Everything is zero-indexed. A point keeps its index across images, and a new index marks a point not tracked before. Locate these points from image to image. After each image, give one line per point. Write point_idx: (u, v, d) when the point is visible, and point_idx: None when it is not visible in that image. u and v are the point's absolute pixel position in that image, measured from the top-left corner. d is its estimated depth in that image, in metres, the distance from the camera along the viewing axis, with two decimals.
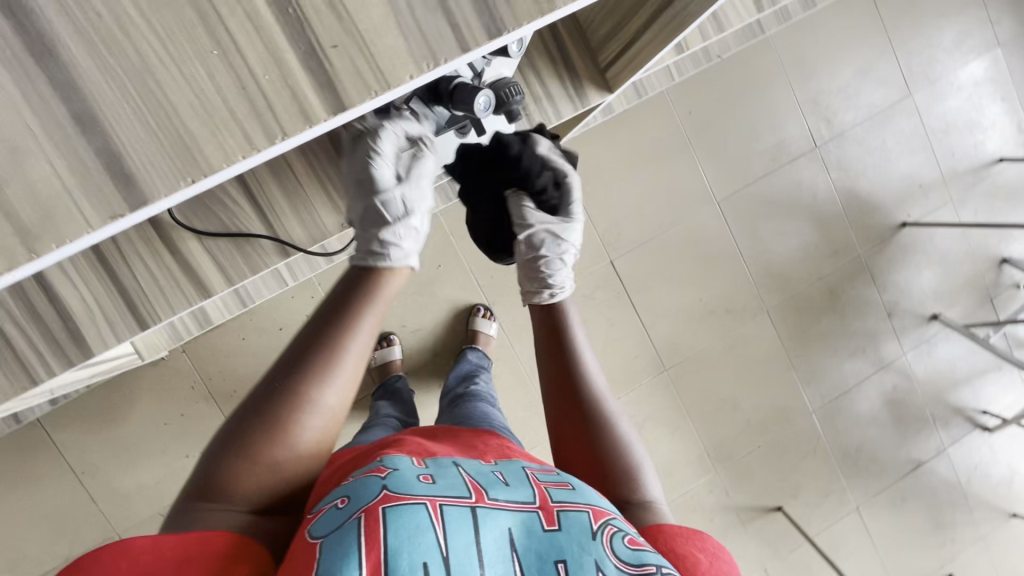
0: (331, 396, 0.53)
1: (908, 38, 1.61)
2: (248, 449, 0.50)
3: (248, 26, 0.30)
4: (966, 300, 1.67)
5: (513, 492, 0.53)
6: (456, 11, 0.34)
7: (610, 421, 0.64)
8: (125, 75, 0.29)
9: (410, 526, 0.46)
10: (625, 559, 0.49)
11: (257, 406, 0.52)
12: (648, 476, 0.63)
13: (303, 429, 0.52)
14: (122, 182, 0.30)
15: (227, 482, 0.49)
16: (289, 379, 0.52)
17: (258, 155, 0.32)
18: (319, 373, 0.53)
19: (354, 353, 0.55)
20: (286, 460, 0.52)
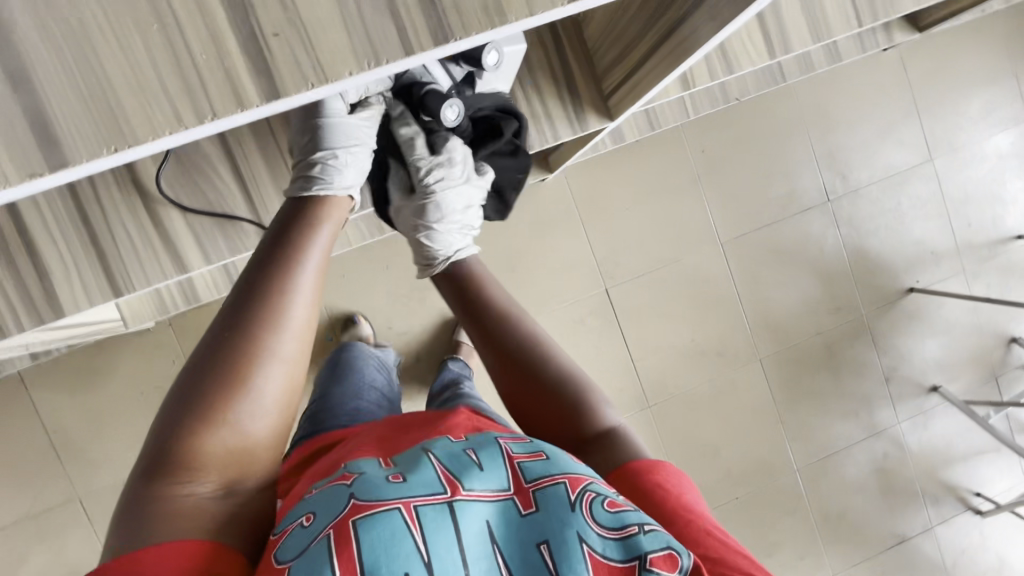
0: (280, 341, 0.51)
1: (935, 103, 1.60)
2: (206, 413, 0.47)
3: (193, 6, 0.28)
4: (969, 375, 1.62)
5: (488, 477, 0.49)
6: (408, 10, 0.30)
7: (551, 356, 0.64)
8: (61, 35, 0.27)
9: (386, 537, 0.44)
10: (606, 524, 0.47)
11: (208, 364, 0.49)
12: (603, 402, 0.62)
13: (263, 380, 0.49)
14: (43, 142, 0.27)
15: (190, 458, 0.46)
16: (242, 330, 0.50)
17: (187, 133, 0.29)
18: (266, 319, 0.50)
19: (306, 288, 0.53)
20: (250, 420, 0.49)
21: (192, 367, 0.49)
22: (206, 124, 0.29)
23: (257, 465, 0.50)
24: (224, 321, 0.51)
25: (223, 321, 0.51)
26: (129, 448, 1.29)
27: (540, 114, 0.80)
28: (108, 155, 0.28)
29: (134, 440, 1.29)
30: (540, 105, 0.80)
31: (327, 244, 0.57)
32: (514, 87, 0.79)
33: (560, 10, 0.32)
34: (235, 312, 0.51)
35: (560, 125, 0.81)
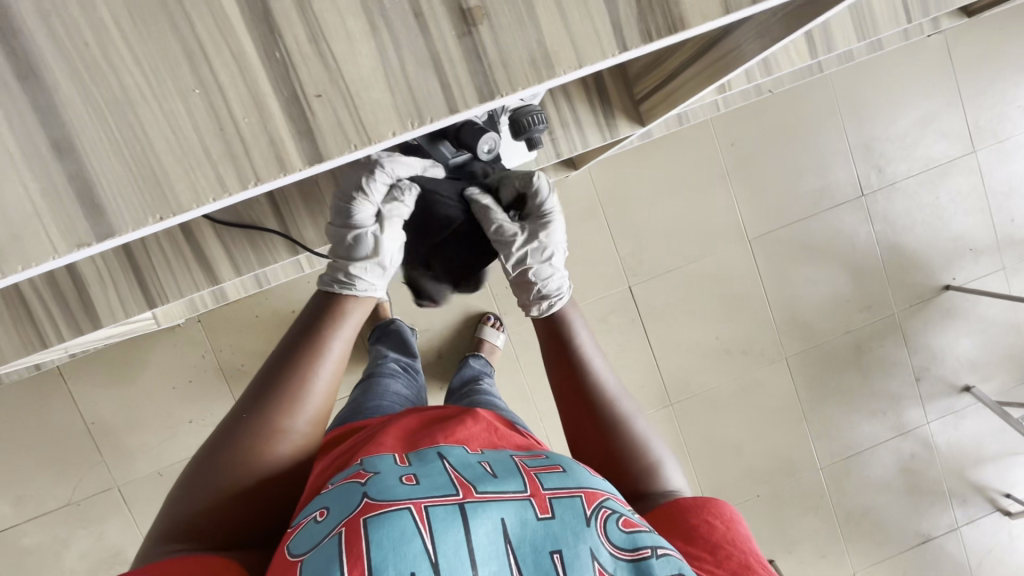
0: (300, 422, 0.55)
1: (981, 91, 1.52)
2: (218, 483, 0.51)
3: (234, 68, 0.28)
4: (1004, 375, 1.57)
5: (503, 482, 0.50)
6: (451, 65, 0.30)
7: (625, 420, 0.61)
8: (106, 105, 0.27)
9: (394, 535, 0.44)
10: (619, 544, 0.48)
11: (227, 440, 0.53)
12: (670, 462, 0.62)
13: (276, 458, 0.54)
14: (92, 212, 0.28)
15: (199, 523, 0.50)
16: (261, 410, 0.53)
17: (230, 198, 0.29)
18: (288, 403, 0.54)
19: (326, 374, 0.57)
20: (261, 491, 0.53)
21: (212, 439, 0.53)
22: (249, 189, 0.29)
23: (257, 532, 0.53)
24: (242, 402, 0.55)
25: (245, 401, 0.54)
26: (163, 439, 1.33)
27: (569, 121, 0.78)
28: (154, 224, 0.28)
29: (168, 431, 1.33)
30: (569, 112, 0.78)
31: (353, 326, 0.61)
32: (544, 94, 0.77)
33: (611, 59, 0.32)
34: (256, 392, 0.55)
35: (590, 133, 0.78)
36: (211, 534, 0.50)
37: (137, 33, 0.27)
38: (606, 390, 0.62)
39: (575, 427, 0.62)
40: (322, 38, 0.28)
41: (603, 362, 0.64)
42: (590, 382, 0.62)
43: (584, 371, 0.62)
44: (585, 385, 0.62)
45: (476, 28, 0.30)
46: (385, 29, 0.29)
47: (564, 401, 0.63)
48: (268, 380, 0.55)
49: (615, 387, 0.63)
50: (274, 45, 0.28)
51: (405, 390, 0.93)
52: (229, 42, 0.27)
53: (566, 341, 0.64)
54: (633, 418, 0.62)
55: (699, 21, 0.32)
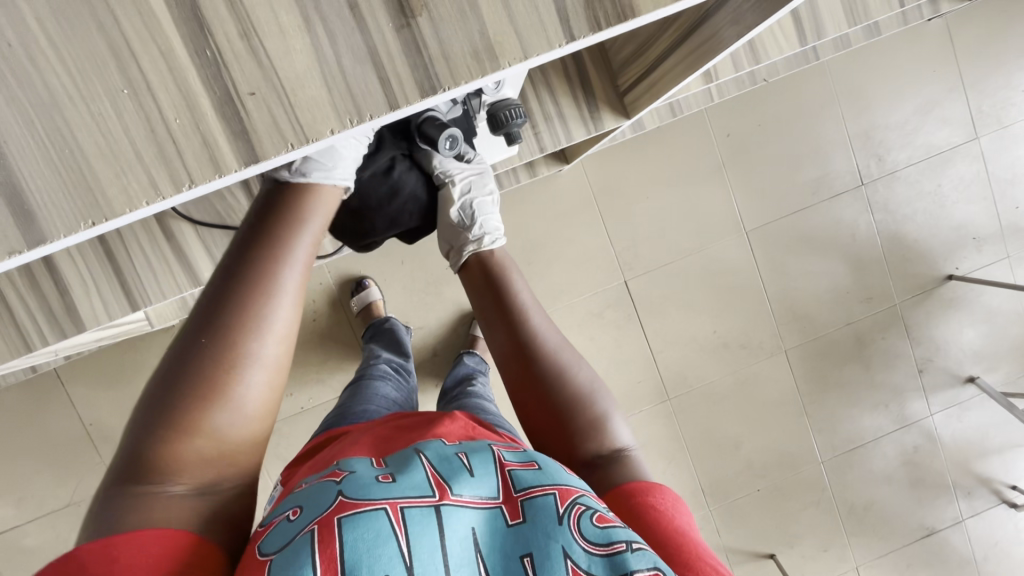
0: (269, 346, 0.50)
1: (984, 76, 1.48)
2: (179, 419, 0.46)
3: (164, 68, 0.27)
4: (1009, 366, 1.54)
5: (478, 483, 0.49)
6: (391, 59, 0.29)
7: (566, 370, 0.60)
8: (32, 108, 0.26)
9: (369, 536, 0.43)
10: (592, 539, 0.46)
11: (183, 371, 0.48)
12: (619, 418, 0.61)
13: (244, 388, 0.49)
14: (22, 219, 0.27)
15: (165, 459, 0.46)
16: (217, 337, 0.49)
17: (164, 202, 0.28)
18: (252, 324, 0.50)
19: (288, 293, 0.52)
20: (232, 426, 0.48)
21: (166, 372, 0.48)
22: (184, 193, 0.28)
23: (233, 468, 0.49)
24: (196, 329, 0.49)
25: (196, 329, 0.49)
26: None
27: (551, 115, 0.77)
28: (86, 230, 0.28)
29: None
30: (552, 105, 0.77)
31: (312, 237, 0.56)
32: (525, 86, 0.76)
33: (558, 50, 0.31)
34: (209, 317, 0.49)
35: (573, 126, 0.77)
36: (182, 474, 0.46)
37: (62, 34, 0.26)
38: (544, 340, 0.62)
39: (515, 379, 0.61)
40: (253, 35, 0.27)
41: (541, 311, 0.64)
42: (527, 332, 0.62)
43: (521, 327, 0.62)
44: (522, 335, 0.61)
45: (415, 20, 0.29)
46: (319, 23, 0.28)
47: (503, 353, 0.62)
48: (223, 304, 0.50)
49: (555, 337, 0.63)
50: (204, 44, 0.27)
51: (393, 393, 0.92)
52: (157, 41, 0.27)
53: (507, 300, 0.64)
54: (574, 368, 0.61)
55: (652, 8, 0.31)
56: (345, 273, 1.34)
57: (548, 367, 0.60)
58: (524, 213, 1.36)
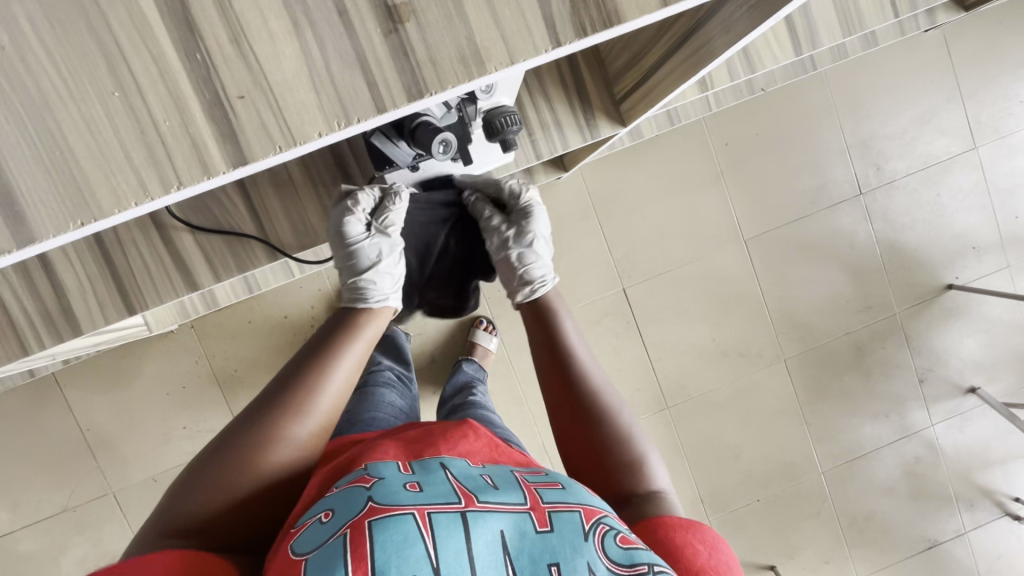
0: (322, 409, 0.59)
1: (981, 86, 1.49)
2: (245, 448, 0.53)
3: (154, 71, 0.27)
4: (1010, 376, 1.53)
5: (504, 494, 0.49)
6: (378, 63, 0.29)
7: (610, 412, 0.62)
8: (24, 109, 0.27)
9: (399, 538, 0.43)
10: (615, 559, 0.46)
11: (258, 412, 0.57)
12: (655, 461, 0.60)
13: (300, 430, 0.57)
14: (11, 217, 0.27)
15: (215, 492, 0.51)
16: (292, 386, 0.59)
17: (152, 203, 0.28)
18: (313, 386, 0.59)
19: (350, 363, 0.64)
20: (275, 471, 0.54)
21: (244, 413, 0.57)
22: (172, 194, 0.29)
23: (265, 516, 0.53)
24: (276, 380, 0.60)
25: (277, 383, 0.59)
26: (158, 445, 1.34)
27: (548, 123, 0.77)
28: (75, 229, 0.28)
29: (162, 437, 1.34)
30: (548, 112, 0.77)
31: (369, 329, 0.69)
32: (521, 92, 0.76)
33: (545, 56, 0.31)
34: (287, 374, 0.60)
35: (570, 133, 0.78)
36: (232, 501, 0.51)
37: (54, 37, 0.27)
38: (591, 379, 0.65)
39: (562, 418, 0.63)
40: (243, 40, 0.28)
41: (588, 352, 0.68)
42: (576, 370, 0.65)
43: (571, 361, 0.66)
44: (571, 371, 0.65)
45: (403, 25, 0.29)
46: (308, 27, 0.28)
47: (552, 392, 0.65)
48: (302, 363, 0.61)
49: (600, 378, 0.65)
50: (194, 47, 0.28)
51: (399, 401, 0.92)
52: (147, 44, 0.27)
53: (551, 333, 0.69)
54: (619, 412, 0.62)
55: (636, 15, 0.31)
56: None
57: (594, 405, 0.62)
58: None
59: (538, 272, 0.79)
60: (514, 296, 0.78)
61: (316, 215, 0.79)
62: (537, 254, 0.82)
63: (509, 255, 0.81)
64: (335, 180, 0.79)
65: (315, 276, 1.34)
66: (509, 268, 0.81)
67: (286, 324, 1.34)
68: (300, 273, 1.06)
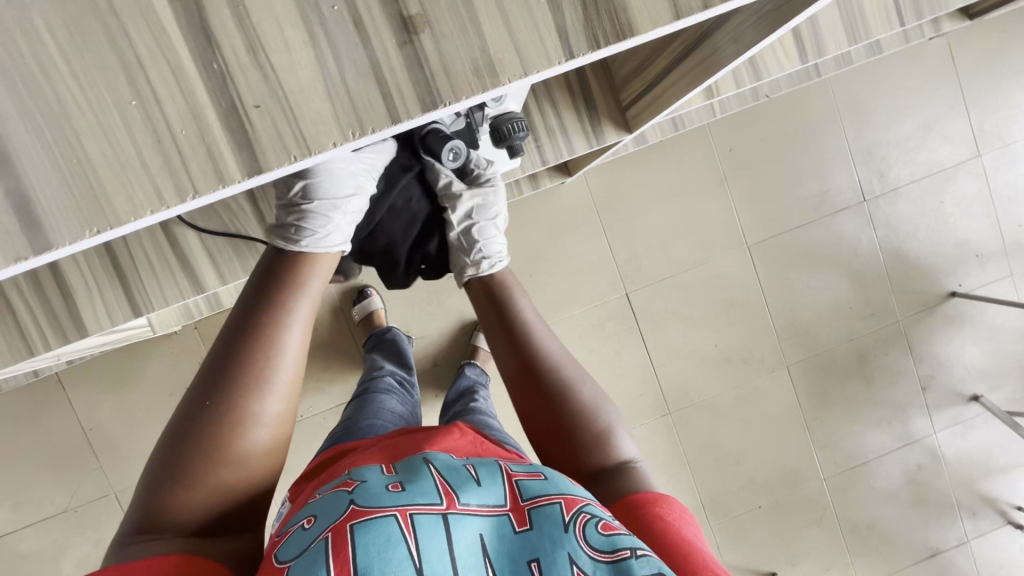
0: (272, 403, 0.54)
1: (985, 95, 1.49)
2: (187, 474, 0.50)
3: (172, 81, 0.28)
4: (1013, 384, 1.53)
5: (485, 492, 0.49)
6: (392, 73, 0.29)
7: (570, 387, 0.61)
8: (43, 118, 0.27)
9: (380, 540, 0.43)
10: (597, 546, 0.46)
11: (193, 430, 0.51)
12: (623, 432, 0.61)
13: (245, 446, 0.52)
14: (28, 226, 0.27)
15: (180, 509, 0.50)
16: (223, 398, 0.52)
17: (167, 211, 0.29)
18: (257, 383, 0.53)
19: (289, 355, 0.56)
20: (239, 475, 0.52)
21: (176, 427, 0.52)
22: (188, 202, 0.29)
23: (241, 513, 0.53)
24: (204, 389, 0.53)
25: (207, 391, 0.52)
26: None
27: (554, 129, 0.78)
28: (90, 238, 0.28)
29: None
30: (555, 118, 0.78)
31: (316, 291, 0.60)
32: (528, 99, 0.77)
33: (558, 67, 0.31)
34: (215, 379, 0.53)
35: (576, 139, 0.78)
36: (193, 521, 0.50)
37: (74, 47, 0.27)
38: (549, 357, 0.63)
39: (522, 396, 0.62)
40: (260, 49, 0.28)
41: (545, 328, 0.65)
42: (533, 350, 0.63)
43: (527, 342, 0.63)
44: (528, 352, 0.63)
45: (418, 36, 0.29)
46: (324, 38, 0.29)
47: (511, 373, 0.63)
48: (228, 363, 0.53)
49: (560, 354, 0.63)
50: (211, 57, 0.28)
51: (399, 407, 0.91)
52: (165, 53, 0.27)
53: (510, 316, 0.66)
54: (580, 385, 0.62)
55: (649, 27, 0.32)
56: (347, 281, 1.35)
57: (552, 383, 0.61)
58: (526, 225, 1.37)
59: (491, 249, 0.73)
60: (464, 273, 0.73)
61: None
62: (494, 228, 0.76)
63: (467, 228, 0.75)
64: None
65: None
66: (461, 248, 0.75)
67: None
68: None
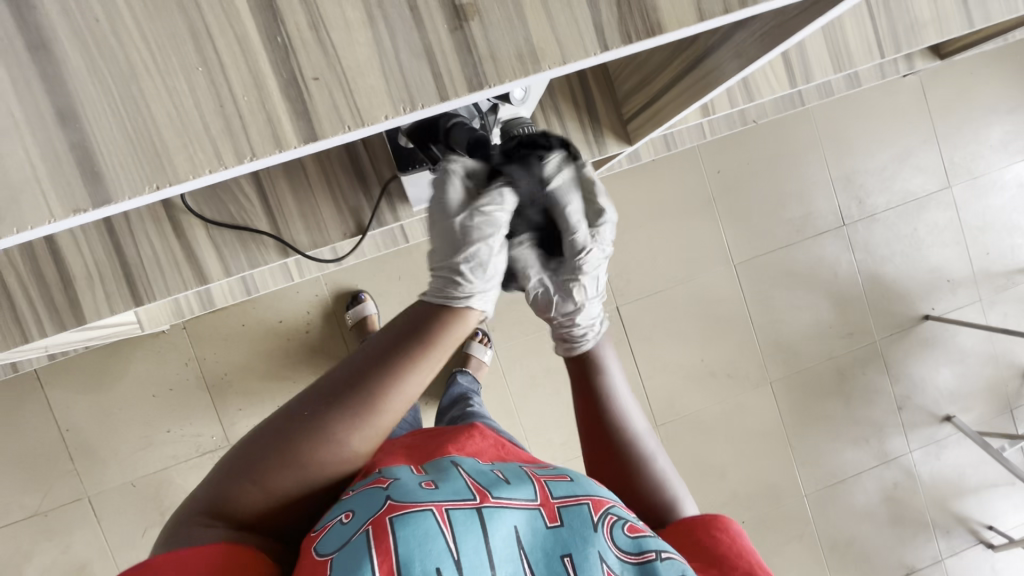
0: (359, 443, 0.48)
1: (955, 130, 1.59)
2: (253, 471, 0.46)
3: (237, 50, 0.30)
4: (983, 406, 1.59)
5: (516, 489, 0.50)
6: (443, 54, 0.32)
7: (647, 457, 0.59)
8: (110, 76, 0.28)
9: (420, 533, 0.44)
10: (625, 548, 0.48)
11: (276, 435, 0.47)
12: (686, 500, 0.59)
13: (327, 466, 0.48)
14: (90, 178, 0.29)
15: (234, 501, 0.46)
16: (322, 417, 0.47)
17: (225, 171, 0.30)
18: (354, 419, 0.47)
19: (402, 399, 0.49)
20: (296, 492, 0.48)
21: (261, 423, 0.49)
22: (244, 163, 0.30)
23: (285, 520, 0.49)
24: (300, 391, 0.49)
25: (311, 397, 0.48)
26: (139, 449, 1.30)
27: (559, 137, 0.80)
28: (149, 192, 0.30)
29: (144, 440, 1.30)
30: (559, 128, 0.81)
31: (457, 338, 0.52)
32: (535, 108, 0.80)
33: (593, 58, 0.34)
34: (321, 397, 0.48)
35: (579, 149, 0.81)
36: (248, 518, 0.46)
37: (146, 12, 0.28)
38: (628, 427, 0.60)
39: (597, 461, 0.60)
40: (321, 26, 0.30)
41: (630, 397, 0.63)
42: (614, 417, 0.60)
43: (610, 410, 0.60)
44: (608, 421, 0.60)
45: (468, 23, 0.32)
46: (382, 19, 0.31)
47: (583, 436, 0.62)
48: (343, 390, 0.48)
49: (641, 425, 0.61)
50: (276, 30, 0.30)
51: (402, 410, 0.91)
52: (233, 25, 0.29)
53: (593, 380, 0.62)
54: (654, 455, 0.60)
55: (676, 27, 0.35)
56: (342, 285, 1.35)
57: (629, 456, 0.59)
58: None
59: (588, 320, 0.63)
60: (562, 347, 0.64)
61: (329, 214, 0.77)
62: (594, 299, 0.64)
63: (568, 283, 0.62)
64: (352, 184, 0.78)
65: (312, 282, 1.34)
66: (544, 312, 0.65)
67: (280, 329, 1.33)
68: (297, 278, 1.07)
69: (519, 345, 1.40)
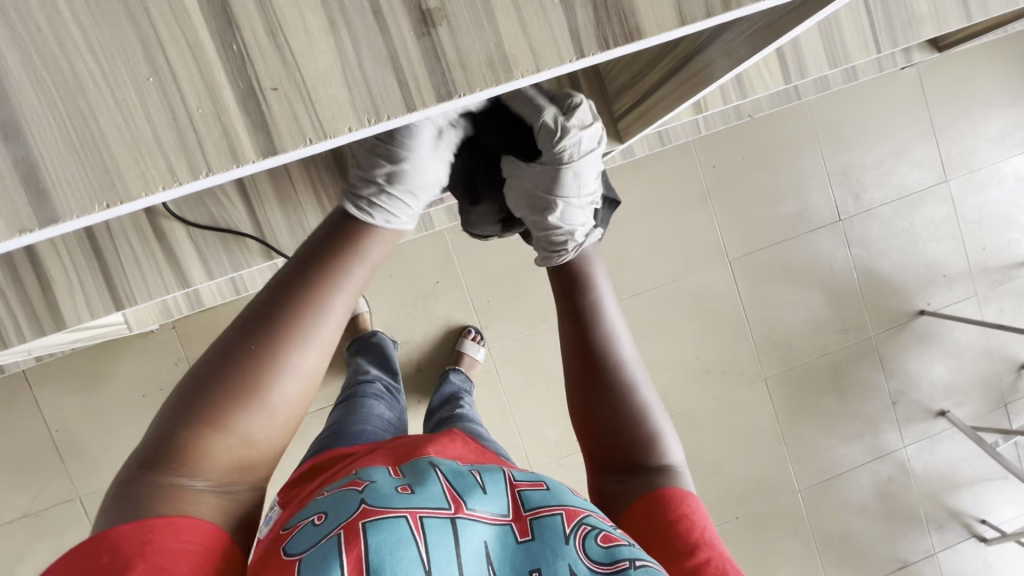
0: (308, 358, 0.50)
1: (953, 123, 1.57)
2: (218, 417, 0.46)
3: (190, 59, 0.28)
4: (977, 401, 1.59)
5: (491, 499, 0.49)
6: (410, 61, 0.30)
7: (633, 386, 0.59)
8: (54, 88, 0.27)
9: (391, 540, 0.43)
10: (597, 559, 0.46)
11: (221, 372, 0.47)
12: (670, 440, 0.59)
13: (281, 393, 0.48)
14: (35, 197, 0.27)
15: (194, 448, 0.45)
16: (264, 341, 0.48)
17: (180, 188, 0.29)
18: (296, 335, 0.49)
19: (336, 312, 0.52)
20: (259, 431, 0.48)
21: (211, 363, 0.48)
22: (200, 180, 0.29)
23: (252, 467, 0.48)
24: (253, 328, 0.49)
25: (247, 325, 0.49)
26: (130, 449, 1.29)
27: None
28: (99, 212, 0.28)
29: (135, 441, 1.29)
30: None
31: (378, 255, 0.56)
32: None
33: (569, 65, 0.33)
34: (257, 325, 0.49)
35: None
36: (215, 465, 0.46)
37: (92, 21, 0.27)
38: (616, 352, 0.60)
39: (583, 390, 0.60)
40: (280, 33, 0.29)
41: (620, 322, 0.63)
42: (602, 341, 0.60)
43: (597, 334, 0.60)
44: (594, 341, 0.60)
45: (436, 30, 0.30)
46: (344, 25, 0.29)
47: (568, 354, 0.62)
48: (277, 311, 0.49)
49: (630, 353, 0.61)
50: (231, 38, 0.28)
51: (389, 412, 0.90)
52: (185, 32, 0.28)
53: (584, 299, 0.62)
54: (640, 385, 0.60)
55: (656, 32, 0.33)
56: None
57: (613, 380, 0.59)
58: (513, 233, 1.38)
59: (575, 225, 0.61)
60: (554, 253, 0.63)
61: (314, 216, 0.75)
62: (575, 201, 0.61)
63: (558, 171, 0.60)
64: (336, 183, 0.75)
65: None
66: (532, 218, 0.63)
67: None
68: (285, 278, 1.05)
69: (513, 343, 1.39)
